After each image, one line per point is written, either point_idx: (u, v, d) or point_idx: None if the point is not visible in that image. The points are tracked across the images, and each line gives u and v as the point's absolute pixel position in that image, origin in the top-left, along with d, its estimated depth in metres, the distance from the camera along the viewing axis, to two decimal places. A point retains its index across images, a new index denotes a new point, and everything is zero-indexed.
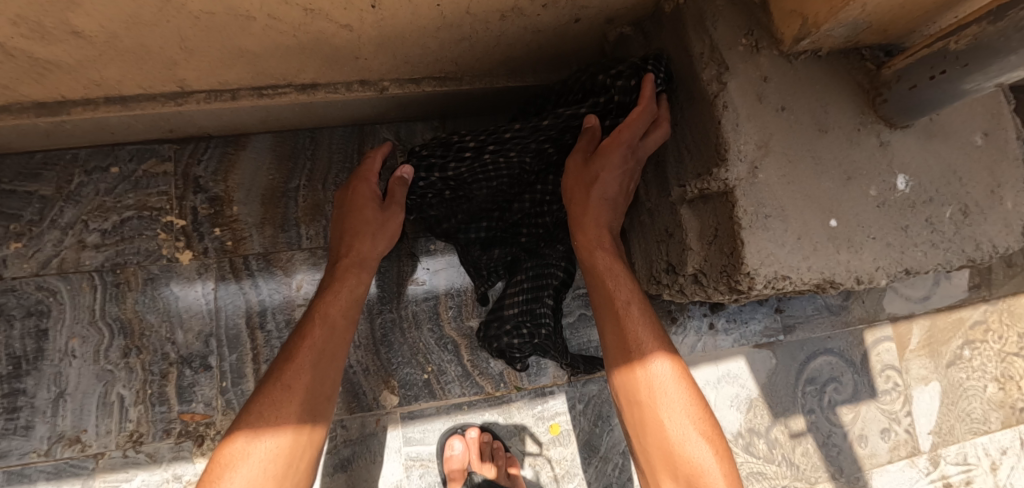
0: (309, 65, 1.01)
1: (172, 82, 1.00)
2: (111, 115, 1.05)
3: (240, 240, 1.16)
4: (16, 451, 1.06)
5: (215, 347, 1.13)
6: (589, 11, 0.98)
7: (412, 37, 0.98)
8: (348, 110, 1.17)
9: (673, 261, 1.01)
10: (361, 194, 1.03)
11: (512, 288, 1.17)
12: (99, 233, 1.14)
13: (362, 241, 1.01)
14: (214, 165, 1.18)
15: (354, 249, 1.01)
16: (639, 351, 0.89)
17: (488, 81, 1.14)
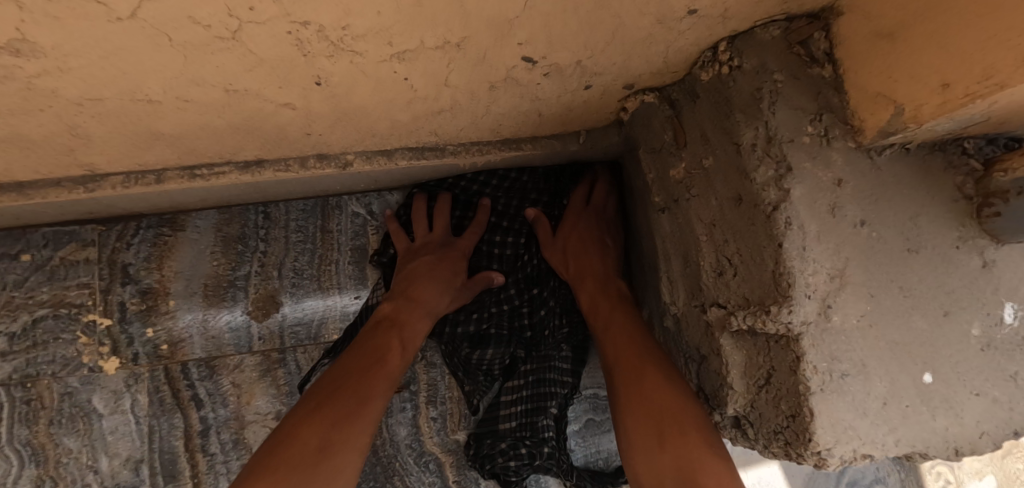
0: (249, 143, 0.80)
1: (77, 166, 0.80)
2: (7, 204, 0.85)
3: (178, 343, 0.97)
4: None
5: (147, 477, 0.93)
6: (603, 78, 0.77)
7: (378, 112, 0.77)
8: (307, 185, 0.96)
9: (706, 391, 0.81)
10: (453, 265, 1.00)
11: (507, 397, 1.01)
12: (5, 338, 0.94)
13: (440, 296, 0.96)
14: (146, 250, 0.98)
15: (436, 297, 0.95)
16: (645, 362, 0.80)
17: (477, 149, 0.94)
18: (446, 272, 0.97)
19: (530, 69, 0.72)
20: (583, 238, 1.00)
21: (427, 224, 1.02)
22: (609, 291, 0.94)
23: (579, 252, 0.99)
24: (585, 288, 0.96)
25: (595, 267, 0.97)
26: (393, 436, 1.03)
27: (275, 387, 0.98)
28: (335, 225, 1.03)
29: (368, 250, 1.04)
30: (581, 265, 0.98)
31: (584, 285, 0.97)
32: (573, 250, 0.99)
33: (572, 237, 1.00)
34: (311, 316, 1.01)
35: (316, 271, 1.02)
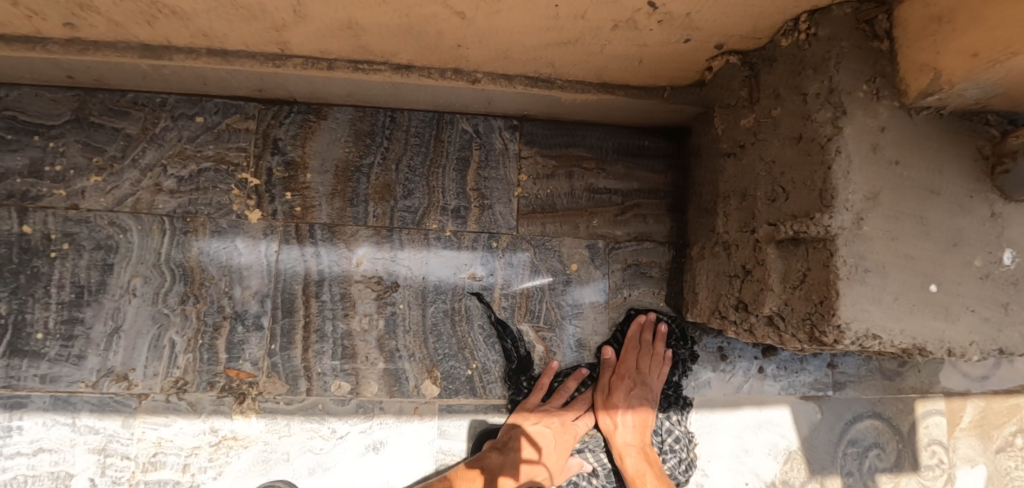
0: (409, 46, 1.01)
1: (275, 43, 1.01)
2: (209, 67, 1.07)
3: (309, 208, 1.17)
4: (66, 379, 1.07)
5: (269, 309, 1.13)
6: (701, 34, 0.96)
7: (520, 36, 0.97)
8: (434, 96, 1.17)
9: (746, 300, 0.99)
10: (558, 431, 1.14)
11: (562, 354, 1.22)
12: (176, 180, 1.15)
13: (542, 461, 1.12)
14: (294, 130, 1.20)
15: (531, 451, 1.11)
16: None
17: (580, 88, 1.14)
18: (556, 462, 1.13)
19: (649, 14, 0.91)
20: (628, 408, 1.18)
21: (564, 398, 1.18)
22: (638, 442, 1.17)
23: (632, 427, 1.18)
24: (629, 458, 1.16)
25: (640, 437, 1.18)
26: (467, 319, 1.18)
27: (380, 255, 1.17)
28: (446, 137, 1.24)
29: (470, 162, 1.24)
30: (627, 436, 1.17)
31: (623, 452, 1.17)
32: (626, 422, 1.18)
33: (623, 406, 1.18)
34: (417, 207, 1.20)
35: (426, 171, 1.22)
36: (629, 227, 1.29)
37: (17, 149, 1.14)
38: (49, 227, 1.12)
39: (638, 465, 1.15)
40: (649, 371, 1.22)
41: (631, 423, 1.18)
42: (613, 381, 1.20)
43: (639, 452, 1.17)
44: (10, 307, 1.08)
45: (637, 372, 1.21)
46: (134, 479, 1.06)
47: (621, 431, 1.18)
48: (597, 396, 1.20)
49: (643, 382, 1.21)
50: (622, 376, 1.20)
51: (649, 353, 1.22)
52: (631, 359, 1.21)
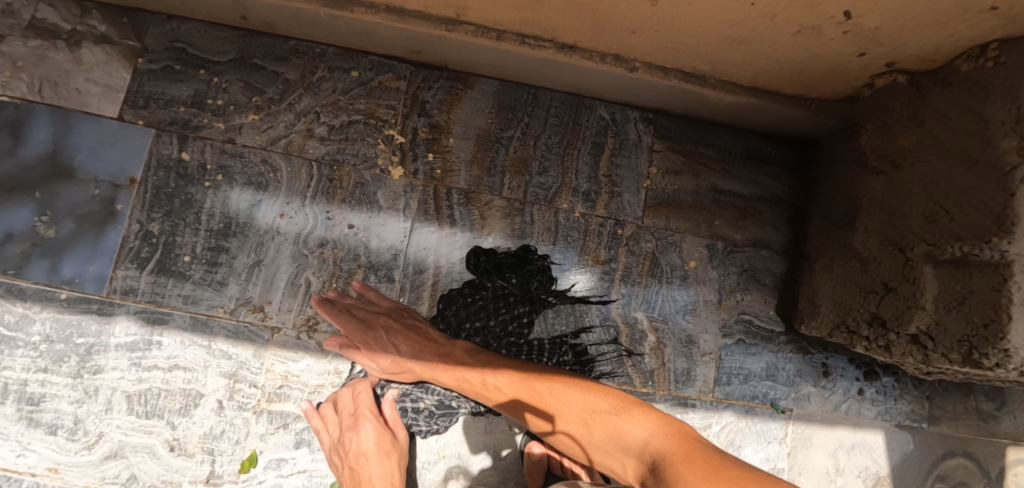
0: (583, 27, 1.03)
1: (454, 7, 1.03)
2: (382, 24, 1.10)
3: (448, 172, 1.21)
4: (207, 302, 1.12)
5: (402, 264, 1.17)
6: (880, 49, 0.97)
7: (699, 29, 0.98)
8: (585, 79, 1.19)
9: (886, 316, 1.01)
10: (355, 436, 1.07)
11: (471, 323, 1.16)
12: (327, 128, 1.20)
13: (377, 457, 1.07)
14: (442, 95, 1.23)
15: (360, 457, 1.06)
16: (555, 398, 1.03)
17: (730, 89, 1.16)
18: (381, 447, 1.08)
19: (838, 24, 0.92)
20: (396, 351, 1.08)
21: (337, 414, 1.09)
22: (451, 360, 1.07)
23: (421, 356, 1.08)
24: (442, 369, 1.07)
25: (426, 359, 1.08)
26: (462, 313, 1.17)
27: (510, 227, 1.21)
28: (584, 120, 1.26)
29: (604, 148, 1.26)
30: (427, 361, 1.08)
31: (434, 376, 1.08)
32: (407, 357, 1.08)
33: (391, 353, 1.08)
34: (550, 184, 1.23)
35: (561, 151, 1.24)
36: (748, 232, 1.30)
37: (183, 80, 1.19)
38: (206, 158, 1.17)
39: (453, 369, 1.07)
40: (383, 306, 1.12)
41: (417, 353, 1.08)
42: (346, 349, 1.09)
43: (448, 357, 1.08)
44: (164, 228, 1.14)
45: (363, 320, 1.09)
46: (259, 407, 1.10)
47: (421, 363, 1.08)
48: (363, 361, 1.09)
49: (380, 314, 1.10)
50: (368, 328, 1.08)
51: (343, 307, 1.11)
52: (369, 306, 1.12)
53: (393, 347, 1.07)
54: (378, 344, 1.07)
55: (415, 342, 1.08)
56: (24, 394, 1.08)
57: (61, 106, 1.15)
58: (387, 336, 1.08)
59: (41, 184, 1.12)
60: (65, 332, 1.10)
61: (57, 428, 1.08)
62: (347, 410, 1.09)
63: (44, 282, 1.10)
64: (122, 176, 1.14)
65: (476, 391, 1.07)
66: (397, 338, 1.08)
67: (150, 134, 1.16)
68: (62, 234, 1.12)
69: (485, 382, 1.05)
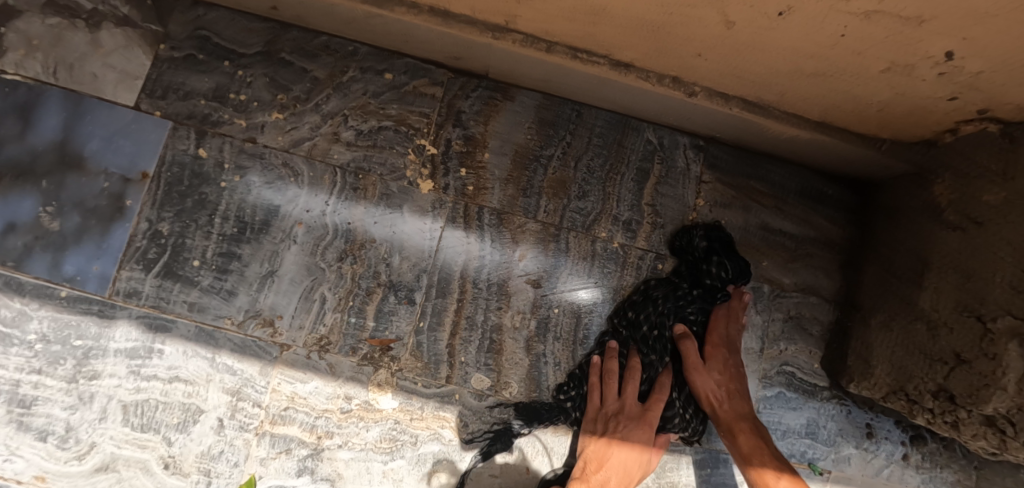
0: (645, 45, 0.94)
1: (503, 14, 0.94)
2: (422, 26, 1.01)
3: (481, 189, 1.12)
4: (213, 312, 1.05)
5: (424, 285, 1.09)
6: (975, 94, 0.87)
7: (774, 57, 0.89)
8: (636, 100, 1.10)
9: (956, 391, 0.94)
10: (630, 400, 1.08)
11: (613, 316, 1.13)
12: (355, 133, 1.12)
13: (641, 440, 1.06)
14: (479, 105, 1.14)
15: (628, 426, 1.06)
16: None
17: (794, 123, 1.06)
18: (630, 455, 1.05)
19: (935, 64, 0.82)
20: (723, 379, 1.10)
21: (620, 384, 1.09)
22: (757, 427, 1.08)
23: (736, 396, 1.09)
24: (743, 430, 1.07)
25: (740, 408, 1.09)
26: (461, 348, 1.08)
27: (544, 254, 1.13)
28: (629, 143, 1.17)
29: (650, 175, 1.17)
30: (735, 407, 1.09)
31: (732, 426, 1.07)
32: (724, 392, 1.09)
33: (716, 374, 1.10)
34: (590, 210, 1.14)
35: (603, 175, 1.15)
36: (797, 276, 1.21)
37: (204, 72, 1.11)
38: (223, 156, 1.09)
39: (754, 440, 1.06)
40: (733, 334, 1.13)
41: (733, 395, 1.09)
42: (687, 340, 1.11)
43: (752, 426, 1.08)
44: (173, 229, 1.06)
45: (727, 338, 1.12)
46: (262, 428, 1.03)
47: (729, 403, 1.09)
48: (684, 348, 1.10)
49: (737, 349, 1.13)
50: (717, 345, 1.12)
51: (728, 316, 1.14)
52: (732, 327, 1.13)
53: (725, 374, 1.10)
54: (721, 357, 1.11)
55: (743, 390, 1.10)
56: (15, 396, 1.01)
57: (75, 90, 1.08)
58: (738, 362, 1.12)
59: (46, 173, 1.05)
60: (62, 333, 1.03)
61: (47, 434, 1.01)
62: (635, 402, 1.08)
63: (44, 278, 1.04)
64: (133, 169, 1.07)
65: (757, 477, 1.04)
66: (737, 372, 1.11)
67: (167, 127, 1.09)
68: (66, 227, 1.05)
69: (766, 466, 1.04)
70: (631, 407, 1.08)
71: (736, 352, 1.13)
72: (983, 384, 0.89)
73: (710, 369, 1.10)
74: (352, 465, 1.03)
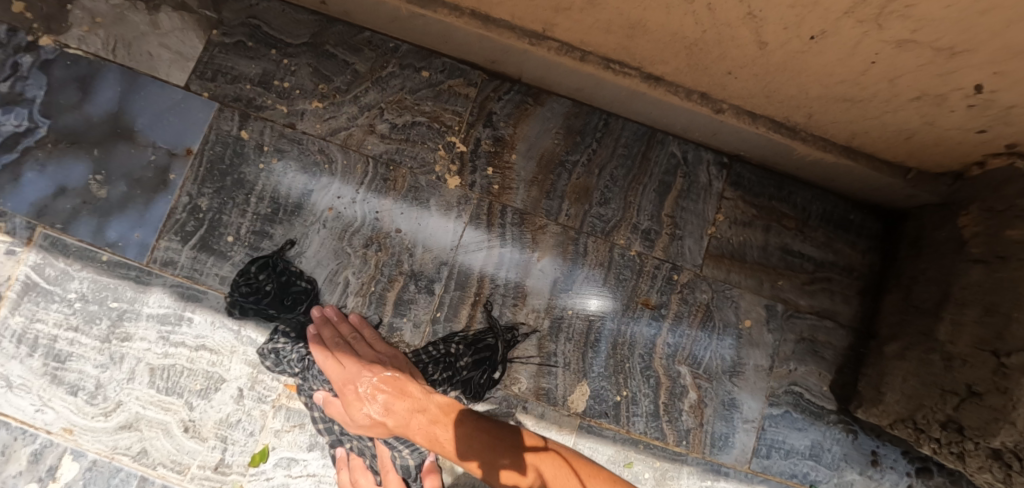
0: (677, 60, 0.96)
1: (542, 22, 0.98)
2: (464, 28, 1.05)
3: (506, 189, 1.16)
4: (242, 287, 1.10)
5: (444, 277, 1.13)
6: (1003, 128, 0.88)
7: (804, 80, 0.91)
8: (664, 113, 1.13)
9: (965, 423, 0.94)
10: None
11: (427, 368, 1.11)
12: (389, 126, 1.16)
13: None
14: (511, 108, 1.18)
15: None
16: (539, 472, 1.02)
17: (820, 146, 1.07)
18: None
19: (964, 96, 0.84)
20: (375, 403, 1.06)
21: (370, 481, 1.08)
22: (417, 411, 1.06)
23: (391, 408, 1.06)
24: (413, 424, 1.06)
25: (396, 407, 1.06)
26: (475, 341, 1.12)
27: (562, 257, 1.16)
28: (655, 155, 1.20)
29: (672, 187, 1.19)
30: (397, 415, 1.06)
31: (411, 431, 1.06)
32: (380, 410, 1.06)
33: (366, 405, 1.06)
34: (610, 217, 1.17)
35: (626, 184, 1.18)
36: (814, 300, 1.21)
37: (253, 58, 1.17)
38: (264, 139, 1.15)
39: (426, 423, 1.05)
40: (374, 355, 1.08)
41: (389, 407, 1.06)
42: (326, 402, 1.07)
43: (420, 413, 1.06)
44: (212, 205, 1.12)
45: (347, 366, 1.07)
46: (279, 401, 1.07)
47: (392, 416, 1.06)
48: (334, 411, 1.07)
49: (365, 366, 1.07)
50: (342, 383, 1.07)
51: (342, 343, 1.08)
52: (338, 353, 1.07)
53: (372, 401, 1.06)
54: (331, 371, 1.07)
55: (394, 392, 1.06)
56: (52, 350, 1.07)
57: (132, 67, 1.14)
58: (378, 378, 1.06)
59: (99, 143, 1.12)
60: (100, 295, 1.09)
61: (78, 389, 1.07)
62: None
63: (87, 242, 1.10)
64: (179, 145, 1.13)
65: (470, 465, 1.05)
66: (374, 381, 1.06)
67: (213, 108, 1.15)
68: (113, 196, 1.11)
69: (456, 442, 1.04)
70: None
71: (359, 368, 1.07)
72: (995, 418, 0.90)
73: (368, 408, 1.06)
74: None
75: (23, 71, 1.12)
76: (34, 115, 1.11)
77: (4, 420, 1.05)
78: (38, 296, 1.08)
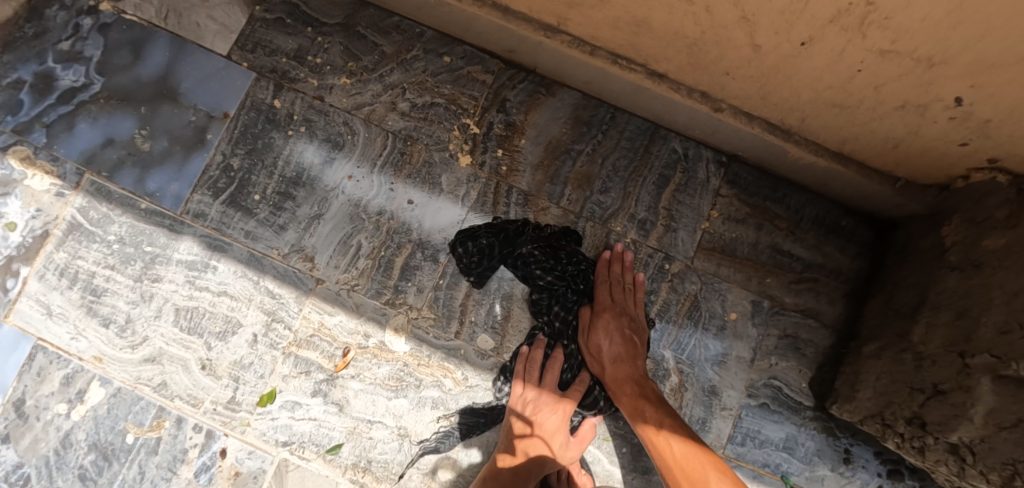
0: (680, 59, 1.03)
1: (556, 16, 1.05)
2: (485, 18, 1.13)
3: (514, 171, 1.24)
4: (265, 242, 1.19)
5: (450, 247, 1.21)
6: (984, 142, 0.93)
7: (797, 84, 0.97)
8: (668, 110, 1.19)
9: (928, 419, 0.99)
10: (546, 383, 1.17)
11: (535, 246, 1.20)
12: (410, 105, 1.25)
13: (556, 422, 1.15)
14: (524, 96, 1.26)
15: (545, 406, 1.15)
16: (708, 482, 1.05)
17: (813, 150, 1.13)
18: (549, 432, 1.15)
19: (946, 108, 0.89)
20: (607, 342, 1.18)
21: (542, 375, 1.17)
22: (643, 396, 1.14)
23: (619, 359, 1.16)
24: (626, 387, 1.15)
25: (624, 371, 1.16)
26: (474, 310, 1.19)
27: (562, 238, 1.23)
28: (656, 150, 1.26)
29: (670, 181, 1.26)
30: (619, 372, 1.16)
31: (622, 392, 1.15)
32: (610, 356, 1.17)
33: (602, 339, 1.18)
34: (609, 205, 1.24)
35: (627, 175, 1.25)
36: (798, 298, 1.26)
37: (289, 34, 1.27)
38: (295, 109, 1.24)
39: (637, 394, 1.14)
40: (635, 311, 1.20)
41: (642, 381, 1.16)
42: (583, 314, 1.23)
43: (648, 402, 1.13)
44: (243, 164, 1.22)
45: (611, 301, 1.19)
46: (288, 349, 1.16)
47: (612, 367, 1.17)
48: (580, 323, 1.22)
49: (626, 313, 1.19)
50: (602, 308, 1.20)
51: (620, 284, 1.21)
52: (615, 291, 1.20)
53: (609, 337, 1.17)
54: (603, 295, 1.20)
55: (631, 359, 1.16)
56: (89, 285, 1.18)
57: (180, 35, 1.25)
58: (625, 328, 1.18)
59: (146, 101, 1.22)
60: (137, 239, 1.19)
61: (109, 322, 1.17)
62: (552, 382, 1.17)
63: (129, 190, 1.20)
64: (217, 108, 1.23)
65: (648, 440, 1.11)
66: (620, 338, 1.17)
67: (251, 77, 1.25)
68: (155, 149, 1.21)
69: (668, 447, 1.09)
70: (560, 400, 1.17)
71: (625, 323, 1.18)
72: (955, 415, 0.95)
73: (596, 348, 1.19)
74: (361, 396, 1.16)
75: (83, 33, 1.23)
76: (90, 72, 1.22)
77: (42, 344, 1.16)
78: (81, 235, 1.19)
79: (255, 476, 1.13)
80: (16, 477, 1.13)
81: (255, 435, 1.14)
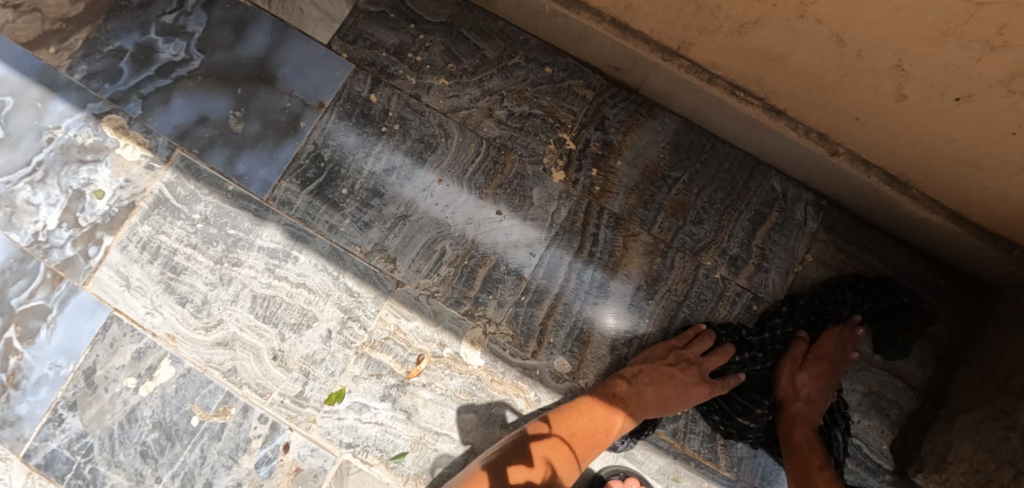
0: (807, 99, 0.99)
1: (680, 40, 1.01)
2: (601, 33, 1.09)
3: (607, 192, 1.20)
4: (348, 237, 1.17)
5: (535, 262, 1.18)
6: None
7: (935, 139, 0.92)
8: (775, 146, 1.15)
9: None
10: (704, 366, 1.13)
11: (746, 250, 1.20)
12: (507, 113, 1.22)
13: (687, 400, 1.12)
14: (623, 116, 1.22)
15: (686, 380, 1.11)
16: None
17: (929, 206, 1.08)
18: (664, 399, 1.11)
19: None
20: (822, 401, 1.15)
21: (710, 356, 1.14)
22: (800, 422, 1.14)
23: (814, 403, 1.15)
24: (806, 426, 1.13)
25: (813, 416, 1.15)
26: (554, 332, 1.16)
27: (650, 266, 1.19)
28: (755, 186, 1.22)
29: (766, 220, 1.21)
30: (805, 411, 1.15)
31: (795, 420, 1.14)
32: (805, 395, 1.16)
33: (807, 380, 1.16)
34: (701, 237, 1.20)
35: (722, 208, 1.20)
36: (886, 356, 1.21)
37: (392, 29, 1.24)
38: (390, 105, 1.22)
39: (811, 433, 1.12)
40: (836, 364, 1.17)
41: (810, 400, 1.15)
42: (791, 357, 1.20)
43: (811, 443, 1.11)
44: (334, 156, 1.20)
45: (834, 362, 1.17)
46: (362, 349, 1.14)
47: (797, 399, 1.16)
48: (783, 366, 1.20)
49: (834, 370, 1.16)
50: (819, 359, 1.17)
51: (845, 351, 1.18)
52: (836, 352, 1.17)
53: (812, 380, 1.16)
54: (822, 348, 1.17)
55: (824, 396, 1.16)
56: (169, 262, 1.17)
57: (283, 19, 1.24)
58: (829, 383, 1.16)
59: (243, 82, 1.21)
60: (221, 220, 1.18)
61: (186, 301, 1.16)
62: (705, 364, 1.13)
63: (218, 170, 1.19)
64: (313, 97, 1.22)
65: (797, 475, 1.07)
66: (825, 387, 1.15)
67: (349, 68, 1.23)
68: (248, 131, 1.20)
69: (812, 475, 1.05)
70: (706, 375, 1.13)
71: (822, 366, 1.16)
72: None
73: (805, 398, 1.16)
74: (430, 406, 1.13)
75: (187, 8, 1.23)
76: (190, 48, 1.22)
77: (118, 316, 1.16)
78: (166, 211, 1.18)
79: (316, 475, 1.11)
80: (79, 446, 1.12)
81: (320, 434, 1.12)
